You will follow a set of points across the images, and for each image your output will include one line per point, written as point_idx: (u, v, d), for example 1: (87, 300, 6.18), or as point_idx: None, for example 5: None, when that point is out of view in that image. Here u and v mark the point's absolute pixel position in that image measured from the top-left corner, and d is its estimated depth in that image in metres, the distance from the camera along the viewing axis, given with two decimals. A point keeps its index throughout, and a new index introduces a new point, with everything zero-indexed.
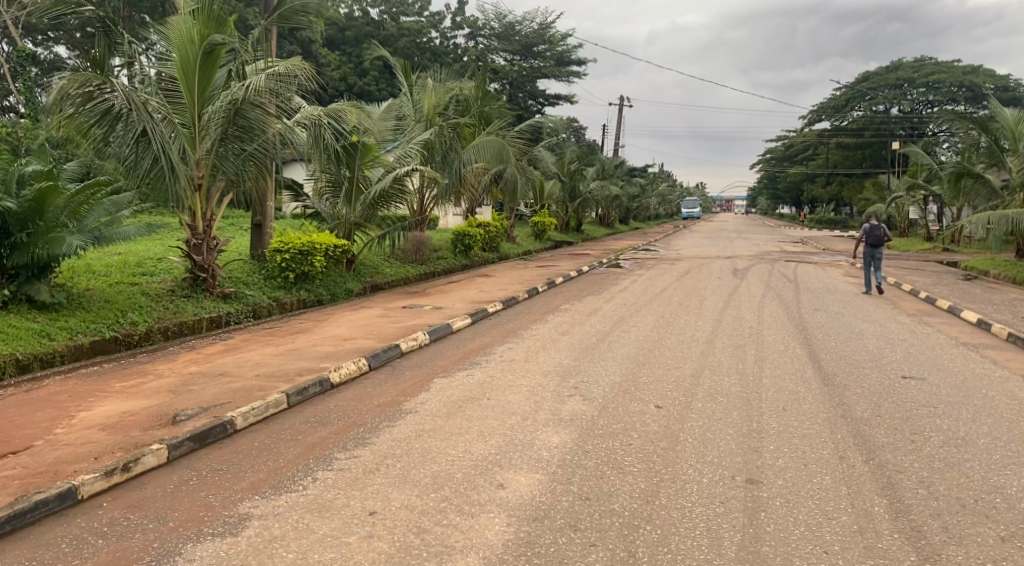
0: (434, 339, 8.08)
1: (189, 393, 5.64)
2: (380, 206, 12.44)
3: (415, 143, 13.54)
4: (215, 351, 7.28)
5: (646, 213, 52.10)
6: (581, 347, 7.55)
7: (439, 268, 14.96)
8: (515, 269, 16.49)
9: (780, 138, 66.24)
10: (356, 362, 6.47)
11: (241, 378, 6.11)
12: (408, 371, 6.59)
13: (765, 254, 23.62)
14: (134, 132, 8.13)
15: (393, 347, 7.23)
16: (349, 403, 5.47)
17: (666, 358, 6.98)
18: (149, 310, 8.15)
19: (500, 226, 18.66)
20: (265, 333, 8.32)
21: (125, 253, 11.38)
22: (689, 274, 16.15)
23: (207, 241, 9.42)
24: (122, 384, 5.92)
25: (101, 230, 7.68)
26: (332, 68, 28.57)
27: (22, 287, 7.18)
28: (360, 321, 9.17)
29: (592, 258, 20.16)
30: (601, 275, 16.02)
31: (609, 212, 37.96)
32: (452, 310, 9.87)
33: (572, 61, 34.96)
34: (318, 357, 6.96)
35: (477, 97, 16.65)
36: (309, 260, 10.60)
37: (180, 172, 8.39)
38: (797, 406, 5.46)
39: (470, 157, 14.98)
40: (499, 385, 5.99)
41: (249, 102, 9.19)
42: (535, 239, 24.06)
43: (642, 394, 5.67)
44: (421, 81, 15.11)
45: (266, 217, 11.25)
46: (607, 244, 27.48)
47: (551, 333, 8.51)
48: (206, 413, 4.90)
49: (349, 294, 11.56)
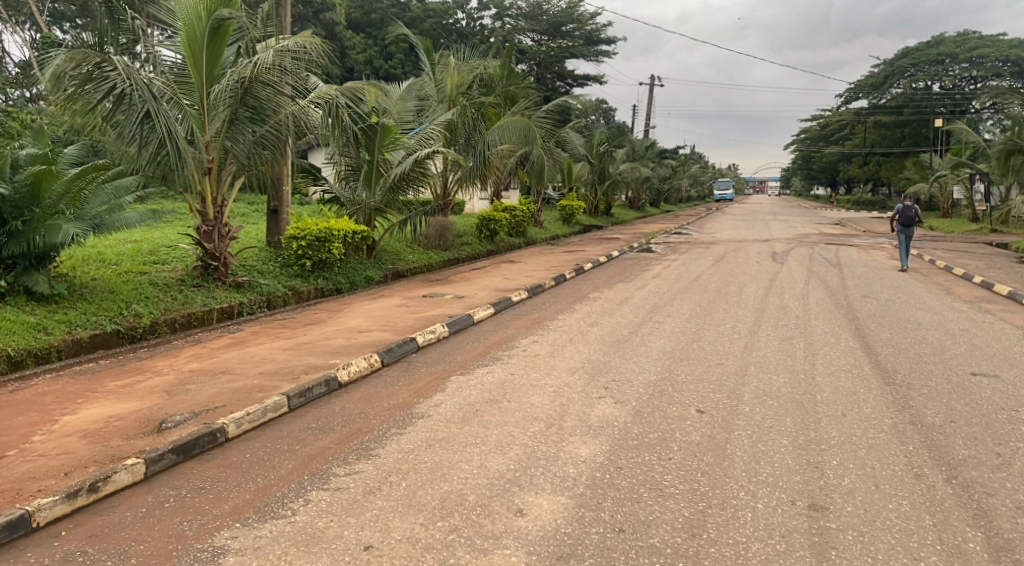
0: (454, 331, 7.55)
1: (184, 394, 5.18)
2: (401, 191, 11.92)
3: (437, 125, 12.98)
4: (221, 346, 6.83)
5: (677, 196, 51.09)
6: (611, 341, 6.98)
7: (463, 254, 14.45)
8: (542, 254, 15.92)
9: (815, 116, 64.38)
10: (367, 359, 5.97)
11: (243, 376, 5.64)
12: (423, 369, 6.06)
13: (803, 237, 22.70)
14: (137, 114, 7.69)
15: (410, 341, 6.72)
16: (357, 406, 4.97)
17: (707, 354, 6.38)
18: (155, 301, 7.75)
19: (527, 210, 18.06)
20: (277, 325, 7.87)
21: (138, 241, 11.01)
22: (724, 259, 15.41)
23: (219, 228, 8.98)
24: (116, 383, 5.49)
25: (102, 217, 7.27)
26: (356, 52, 28.16)
27: (20, 278, 6.76)
28: (377, 311, 8.69)
29: (622, 243, 19.47)
30: (633, 260, 15.37)
31: (640, 196, 37.10)
32: (475, 299, 9.35)
33: (601, 41, 34.05)
34: (329, 353, 6.47)
35: (502, 77, 16.01)
36: (327, 246, 10.14)
37: (186, 155, 7.94)
38: (858, 411, 4.85)
39: (495, 139, 14.36)
40: (522, 385, 5.44)
41: (259, 81, 8.69)
42: (563, 223, 23.39)
43: (681, 396, 5.09)
44: (443, 60, 14.52)
45: (283, 202, 10.80)
46: (638, 228, 26.76)
47: (580, 324, 7.94)
48: (198, 419, 4.43)
49: (369, 282, 11.08)
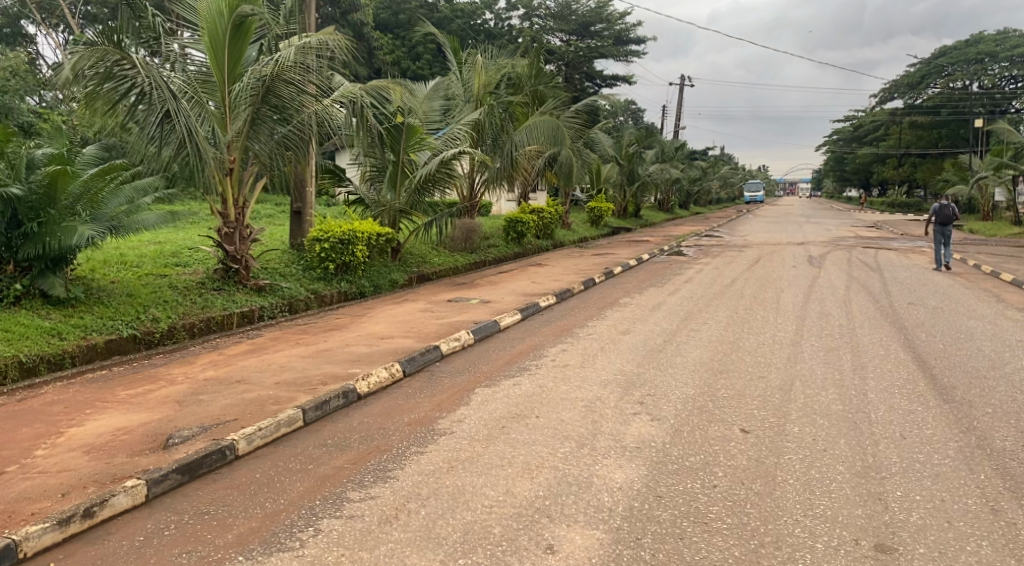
0: (480, 338, 7.25)
1: (196, 405, 4.93)
2: (427, 193, 11.65)
3: (464, 124, 12.73)
4: (239, 352, 6.59)
5: (707, 198, 50.41)
6: (645, 351, 6.63)
7: (490, 257, 14.16)
8: (570, 257, 15.58)
9: (848, 117, 63.15)
10: (388, 368, 5.69)
11: (258, 386, 5.38)
12: (447, 379, 5.76)
13: (839, 240, 22.04)
14: (156, 113, 7.53)
15: (433, 349, 6.44)
16: (375, 421, 4.69)
17: (747, 366, 6.02)
18: (174, 304, 7.57)
19: (554, 211, 17.73)
20: (297, 331, 7.63)
21: (160, 244, 10.90)
22: (759, 262, 14.95)
23: (240, 229, 8.79)
24: (127, 392, 5.26)
25: (120, 218, 7.09)
26: (385, 53, 28.09)
27: (36, 282, 6.60)
28: (400, 316, 8.42)
29: (653, 246, 19.04)
30: (664, 263, 14.97)
31: (670, 197, 36.58)
32: (501, 304, 9.04)
33: (631, 40, 33.62)
34: (348, 361, 6.20)
35: (531, 75, 15.70)
36: (350, 249, 9.90)
37: (206, 156, 7.75)
38: (918, 432, 4.46)
39: (523, 139, 14.05)
40: (550, 398, 5.12)
41: (281, 80, 8.48)
42: (592, 226, 23.00)
43: (723, 414, 4.74)
44: (471, 58, 14.25)
45: (307, 204, 10.60)
46: (667, 230, 26.30)
47: (611, 332, 7.60)
48: (208, 434, 4.16)
49: (393, 285, 10.83)
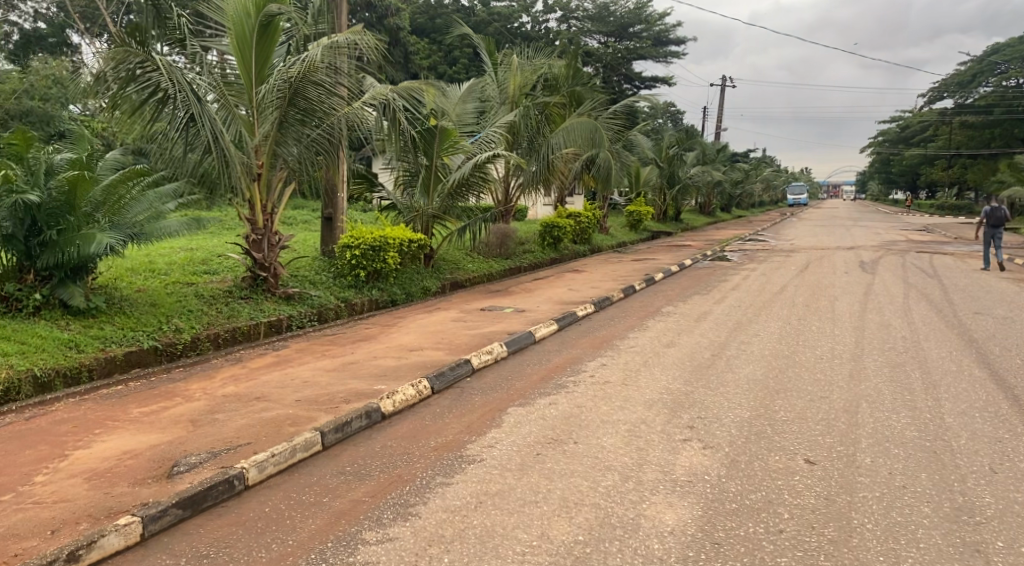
0: (513, 351, 6.83)
1: (210, 426, 4.60)
2: (460, 197, 11.30)
3: (499, 127, 12.38)
4: (262, 366, 6.28)
5: (748, 201, 49.40)
6: (691, 367, 6.16)
7: (526, 263, 13.77)
8: (609, 262, 15.11)
9: (895, 116, 61.38)
10: (415, 385, 5.29)
11: (278, 404, 5.04)
12: (478, 397, 5.36)
13: (890, 245, 21.16)
14: (181, 117, 7.34)
15: (464, 363, 6.05)
16: (399, 445, 4.30)
17: (806, 385, 5.52)
18: (199, 314, 7.33)
19: (592, 216, 17.26)
20: (324, 341, 7.32)
21: (190, 252, 10.75)
22: (808, 268, 14.28)
23: (269, 236, 8.55)
24: (141, 410, 4.97)
25: (142, 226, 6.88)
26: (421, 57, 27.94)
27: (56, 291, 6.42)
28: (431, 326, 8.05)
29: (694, 250, 18.43)
30: (707, 269, 14.39)
31: (711, 201, 35.81)
32: (537, 313, 8.62)
33: (670, 41, 33.01)
34: (375, 376, 5.83)
35: (568, 76, 15.30)
36: (382, 255, 9.59)
37: (231, 161, 7.51)
38: (1010, 464, 3.94)
39: (560, 142, 13.64)
40: (590, 420, 4.68)
41: (309, 81, 8.21)
42: (630, 230, 22.46)
43: (782, 441, 4.29)
44: (506, 60, 13.93)
45: (338, 210, 10.32)
46: (708, 234, 25.62)
47: (654, 344, 7.13)
48: (216, 462, 3.81)
49: (426, 293, 10.49)
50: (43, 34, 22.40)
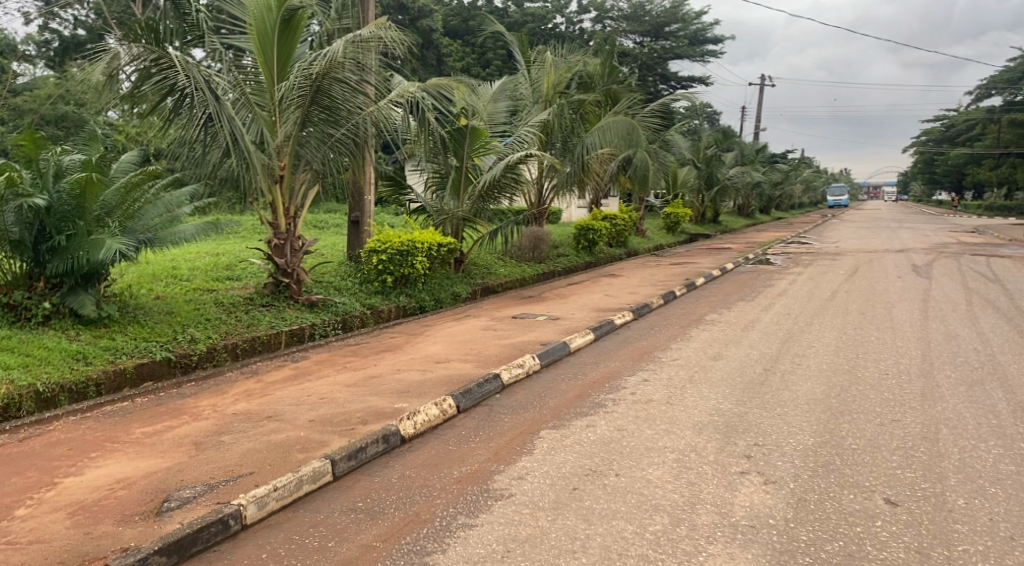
0: (547, 364, 6.34)
1: (213, 450, 4.19)
2: (491, 199, 10.87)
3: (532, 126, 11.93)
4: (279, 380, 5.88)
5: (787, 203, 48.23)
6: (742, 385, 5.60)
7: (560, 267, 13.27)
8: (646, 267, 14.54)
9: (940, 114, 59.50)
10: (439, 404, 4.83)
11: (289, 424, 4.61)
12: (507, 417, 4.88)
13: (942, 247, 20.17)
14: (198, 116, 6.98)
15: (494, 379, 5.57)
16: (419, 475, 3.84)
17: (875, 407, 4.93)
18: (218, 323, 6.99)
19: (628, 218, 16.69)
20: (346, 352, 6.91)
21: (215, 257, 10.48)
22: (858, 273, 13.54)
23: (291, 241, 8.20)
24: (144, 431, 4.58)
25: (155, 231, 6.55)
26: (453, 59, 27.56)
27: (65, 299, 6.11)
28: (460, 335, 7.60)
29: (735, 253, 17.74)
30: (751, 274, 13.73)
31: (749, 202, 34.92)
32: (572, 322, 8.11)
33: (707, 41, 32.26)
34: (396, 392, 5.39)
35: (604, 74, 14.82)
36: (410, 260, 9.17)
37: (251, 161, 7.15)
38: None
39: (595, 141, 13.12)
40: (634, 448, 4.18)
41: (331, 78, 7.82)
42: (668, 233, 21.84)
43: (856, 476, 3.75)
44: (540, 57, 13.45)
45: (364, 213, 9.94)
46: (748, 236, 24.85)
47: (700, 357, 6.58)
48: (211, 497, 3.40)
49: (455, 299, 10.05)
50: (79, 40, 22.53)
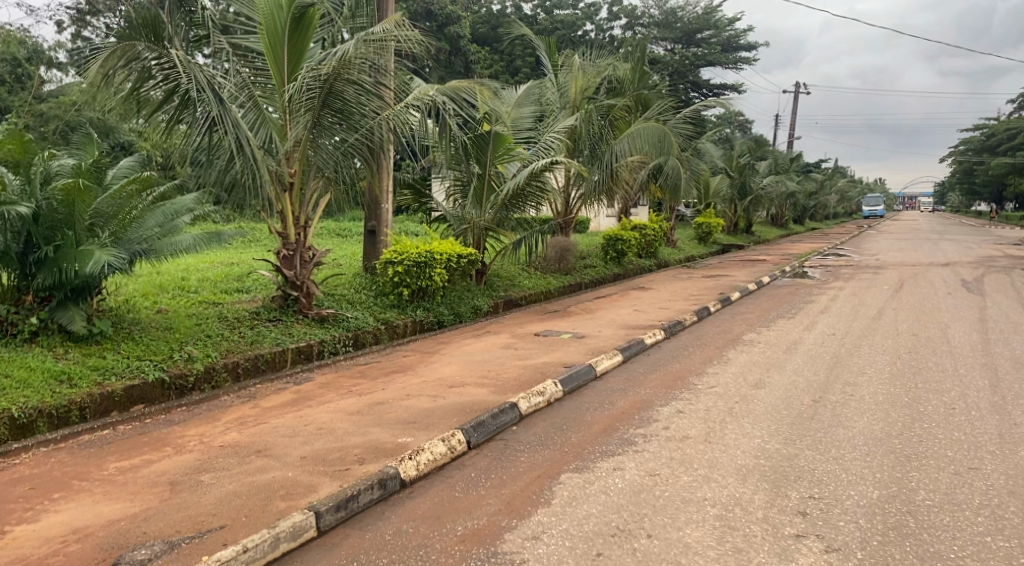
0: (571, 390, 5.78)
1: (189, 492, 3.70)
2: (515, 208, 10.37)
3: (559, 132, 11.37)
4: (277, 405, 5.39)
5: (822, 213, 47.11)
6: (788, 420, 5.00)
7: (587, 279, 12.71)
8: (677, 280, 13.90)
9: (982, 122, 57.71)
10: (447, 440, 4.29)
11: (279, 460, 4.12)
12: (524, 455, 4.32)
13: (991, 260, 19.21)
14: (200, 119, 6.59)
15: (511, 408, 5.02)
16: (417, 530, 3.34)
17: (947, 450, 4.29)
18: (219, 339, 6.56)
19: (658, 228, 16.06)
20: (354, 374, 6.41)
21: (225, 269, 10.09)
22: (904, 288, 12.75)
23: (301, 252, 7.76)
24: (118, 466, 4.11)
25: (151, 242, 6.14)
26: (482, 65, 27.09)
27: (54, 315, 5.73)
28: (478, 355, 7.07)
29: (771, 266, 17.00)
30: (789, 288, 13.01)
31: (783, 212, 34.03)
32: (599, 341, 7.54)
33: (741, 47, 31.52)
34: (401, 423, 4.85)
35: (635, 79, 14.22)
36: (428, 273, 8.67)
37: (257, 167, 6.72)
38: None
39: (625, 148, 12.55)
40: (668, 500, 3.61)
41: (343, 79, 7.37)
42: (700, 243, 21.13)
43: (934, 545, 3.15)
44: (567, 62, 12.93)
45: (381, 222, 9.49)
46: (783, 247, 24.03)
47: (739, 385, 5.97)
48: (170, 560, 3.01)
49: (476, 312, 9.53)
50: None
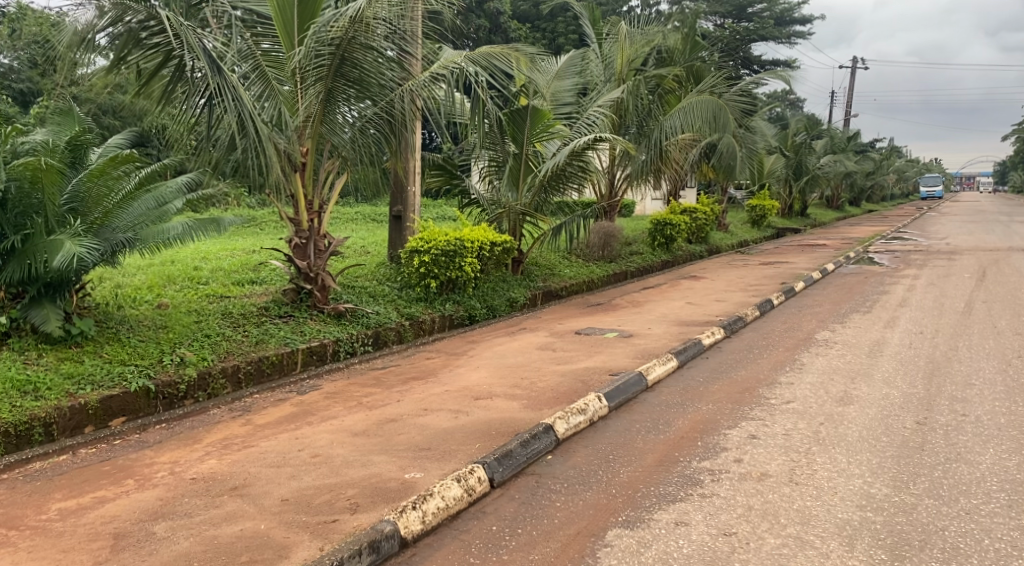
0: (618, 406, 4.86)
1: (132, 552, 2.91)
2: (555, 190, 9.42)
3: (604, 106, 10.36)
4: (272, 422, 4.59)
5: (879, 195, 45.02)
6: (893, 451, 4.01)
7: (633, 267, 11.73)
8: (732, 267, 12.81)
9: None
10: (464, 478, 3.44)
11: (252, 504, 3.30)
12: (560, 498, 3.44)
13: None
14: (198, 91, 5.79)
15: (546, 432, 4.13)
16: None
17: None
18: (219, 340, 5.80)
19: (710, 212, 14.93)
20: (368, 381, 5.59)
21: (240, 258, 9.38)
22: (987, 277, 11.47)
23: (316, 240, 6.98)
24: (61, 508, 3.34)
25: (139, 231, 5.41)
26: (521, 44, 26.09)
27: (27, 314, 5.02)
28: (511, 357, 6.19)
29: (833, 251, 15.74)
30: (858, 277, 11.83)
31: (840, 193, 32.41)
32: (649, 341, 6.59)
33: (795, 21, 29.91)
34: (412, 449, 3.99)
35: (685, 50, 13.14)
36: (457, 262, 7.80)
37: (264, 146, 5.93)
38: None
39: (676, 124, 11.47)
40: None
41: (359, 44, 6.51)
42: (753, 227, 19.89)
43: None
44: (614, 30, 11.92)
45: (407, 207, 8.68)
46: (842, 231, 22.64)
47: (821, 401, 4.97)
48: None
49: (512, 305, 8.65)
50: None
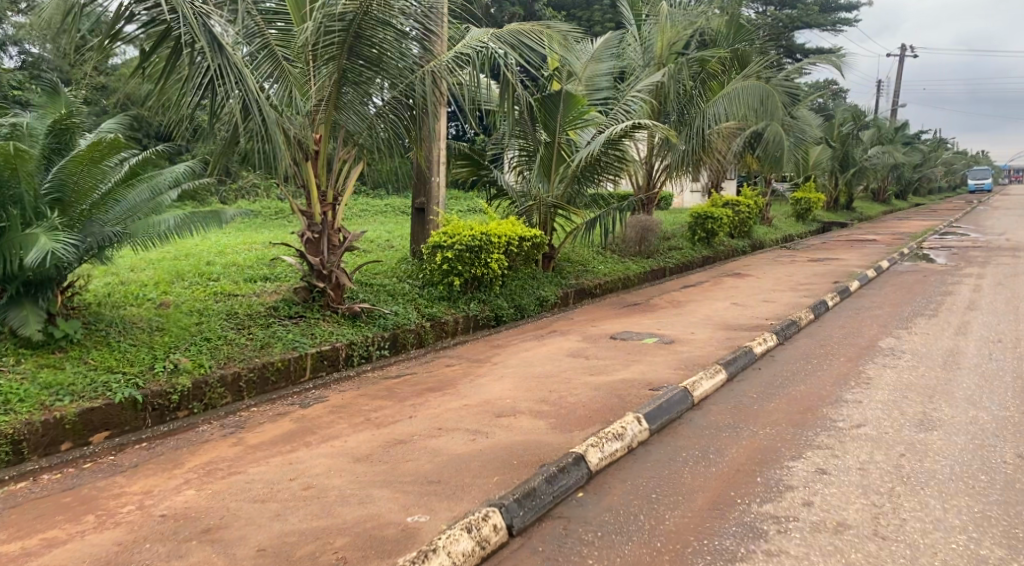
0: (660, 428, 4.23)
1: None
2: (589, 181, 8.77)
3: (642, 91, 9.64)
4: (267, 442, 4.06)
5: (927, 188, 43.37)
6: (997, 494, 3.31)
7: (672, 263, 11.02)
8: (778, 263, 12.03)
9: None
10: (476, 527, 2.88)
11: (220, 555, 2.77)
12: (592, 553, 2.85)
13: None
14: (197, 72, 5.25)
15: (577, 464, 3.52)
16: None
17: None
18: (220, 344, 5.27)
19: (753, 205, 14.13)
20: (381, 392, 5.04)
21: (255, 253, 8.88)
22: None
23: (330, 234, 6.44)
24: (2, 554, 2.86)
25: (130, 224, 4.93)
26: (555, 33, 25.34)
27: (6, 315, 4.58)
28: (539, 366, 5.59)
29: (886, 248, 14.80)
30: (916, 276, 10.97)
31: (887, 186, 31.16)
32: (692, 348, 5.93)
33: (841, 7, 28.67)
34: (420, 481, 3.42)
35: (730, 33, 12.28)
36: (482, 259, 7.21)
37: (268, 132, 5.39)
38: None
39: (719, 111, 10.72)
40: None
41: (373, 19, 5.88)
42: (797, 221, 18.98)
43: None
44: (654, 11, 11.16)
45: (430, 198, 8.10)
46: (891, 225, 21.58)
47: (897, 425, 4.27)
48: None
49: (542, 305, 8.05)
50: None
